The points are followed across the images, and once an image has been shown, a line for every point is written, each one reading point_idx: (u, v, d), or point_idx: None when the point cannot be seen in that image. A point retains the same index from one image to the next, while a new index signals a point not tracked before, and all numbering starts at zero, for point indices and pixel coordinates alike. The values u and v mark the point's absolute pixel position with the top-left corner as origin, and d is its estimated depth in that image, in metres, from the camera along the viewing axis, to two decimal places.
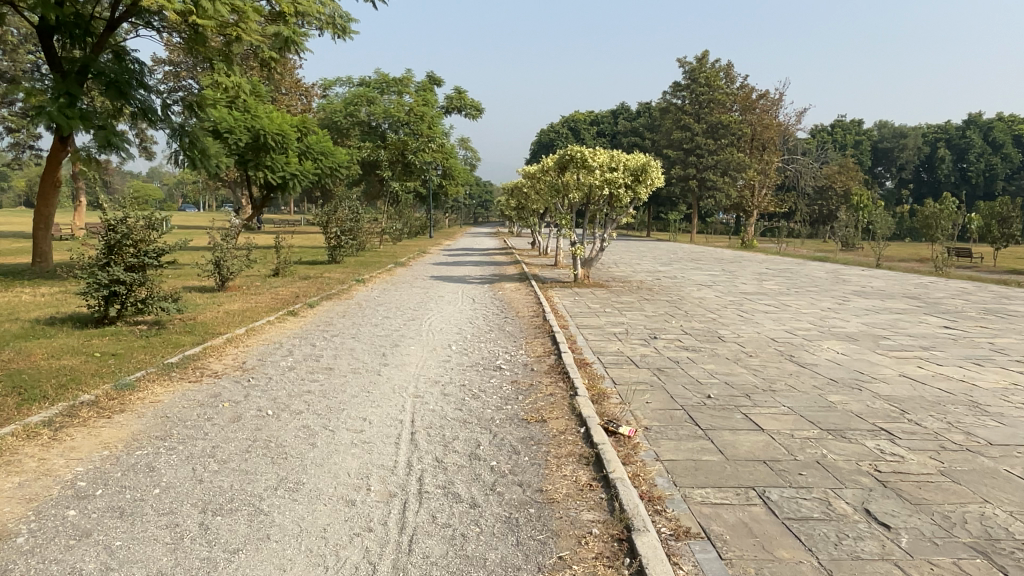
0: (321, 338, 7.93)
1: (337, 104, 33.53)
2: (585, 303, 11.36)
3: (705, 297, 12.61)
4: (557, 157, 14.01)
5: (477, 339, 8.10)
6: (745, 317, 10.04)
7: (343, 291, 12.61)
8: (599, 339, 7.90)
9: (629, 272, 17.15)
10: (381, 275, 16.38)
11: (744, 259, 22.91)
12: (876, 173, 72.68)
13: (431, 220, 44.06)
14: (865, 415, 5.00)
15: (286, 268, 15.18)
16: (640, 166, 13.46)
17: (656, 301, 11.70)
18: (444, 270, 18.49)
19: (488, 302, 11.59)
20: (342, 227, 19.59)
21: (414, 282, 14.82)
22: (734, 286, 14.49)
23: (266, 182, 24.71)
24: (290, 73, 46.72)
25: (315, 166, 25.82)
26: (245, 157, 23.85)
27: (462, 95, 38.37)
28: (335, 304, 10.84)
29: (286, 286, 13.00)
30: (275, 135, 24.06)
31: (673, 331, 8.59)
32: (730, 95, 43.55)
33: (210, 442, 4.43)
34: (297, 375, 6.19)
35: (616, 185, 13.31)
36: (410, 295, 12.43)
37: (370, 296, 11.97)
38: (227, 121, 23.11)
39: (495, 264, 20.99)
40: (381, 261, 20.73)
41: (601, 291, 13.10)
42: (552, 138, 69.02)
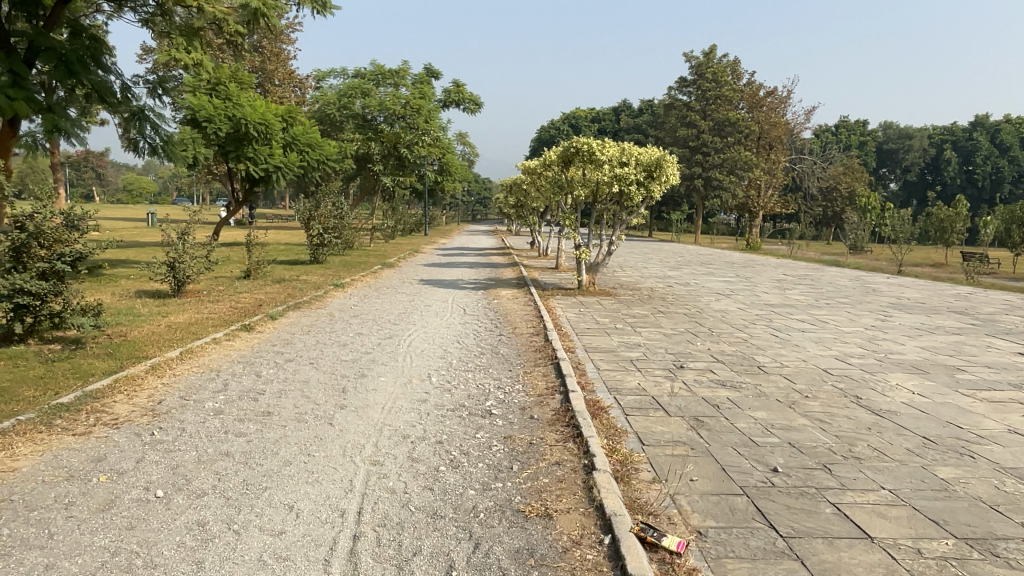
0: (271, 365, 6.42)
1: (329, 94, 31.93)
2: (591, 317, 9.85)
3: (727, 309, 11.14)
4: (561, 149, 12.42)
5: (465, 368, 6.58)
6: (782, 337, 8.55)
7: (317, 298, 11.10)
8: (613, 371, 6.40)
9: (638, 278, 15.68)
10: (365, 277, 14.85)
11: (758, 264, 21.45)
12: (880, 175, 71.33)
13: (427, 217, 42.57)
14: (1005, 509, 3.51)
15: (259, 269, 13.71)
16: (654, 161, 11.96)
17: (672, 315, 10.21)
18: (436, 272, 17.03)
19: (481, 314, 10.09)
20: (326, 225, 17.97)
21: (399, 288, 13.31)
22: (756, 296, 13.00)
23: (248, 175, 23.20)
24: (282, 63, 45.13)
25: (300, 157, 24.30)
26: (224, 148, 22.35)
27: (460, 88, 36.82)
28: (302, 316, 9.32)
29: (254, 292, 11.48)
30: (258, 125, 22.51)
31: (701, 357, 7.11)
32: (738, 92, 42.06)
33: (46, 556, 2.93)
34: (220, 424, 4.69)
35: (626, 182, 11.86)
36: (392, 304, 10.90)
37: (346, 306, 10.44)
38: (206, 108, 21.63)
39: (492, 266, 19.50)
40: (368, 261, 19.18)
41: (608, 301, 11.61)
42: (552, 135, 67.59)
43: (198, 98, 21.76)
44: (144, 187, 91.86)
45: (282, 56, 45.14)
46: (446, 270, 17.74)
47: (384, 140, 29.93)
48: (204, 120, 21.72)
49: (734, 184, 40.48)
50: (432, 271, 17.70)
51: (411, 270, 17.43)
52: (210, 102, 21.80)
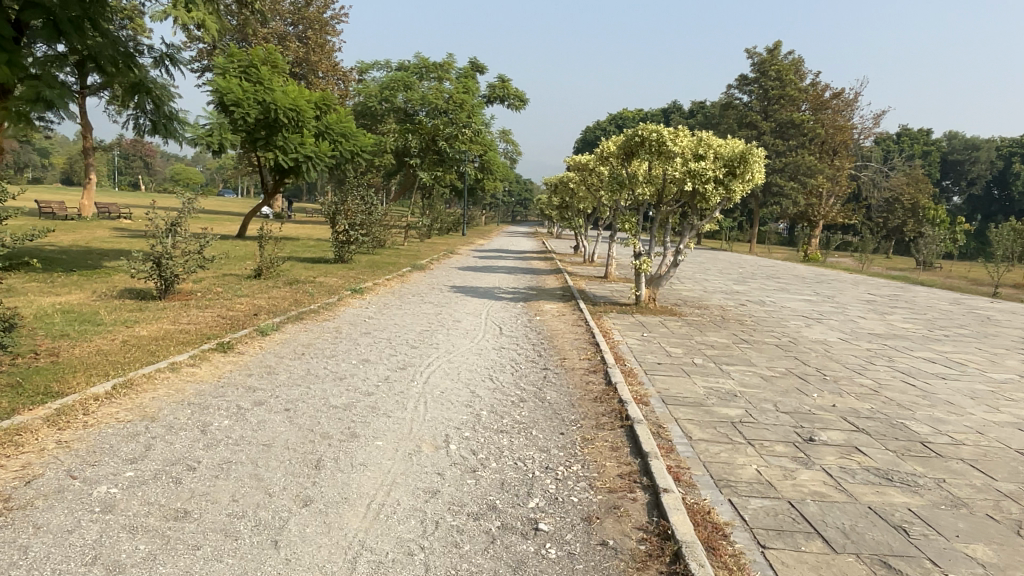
0: (228, 413, 4.58)
1: (372, 85, 30.41)
2: (661, 346, 7.85)
3: (825, 340, 9.02)
4: (621, 140, 10.46)
5: (499, 427, 4.65)
6: (922, 389, 6.45)
7: (327, 306, 9.30)
8: (714, 446, 4.41)
9: (702, 294, 13.60)
10: (390, 281, 13.02)
11: (831, 280, 19.13)
12: (943, 187, 67.46)
13: (466, 216, 40.88)
14: None
15: (271, 268, 12.12)
16: (737, 155, 9.85)
17: (761, 347, 8.14)
18: (472, 277, 15.19)
19: (522, 336, 8.17)
20: (353, 220, 16.21)
21: (428, 295, 11.46)
22: (851, 322, 10.82)
23: (277, 165, 21.71)
24: (326, 54, 43.83)
25: (332, 148, 22.66)
26: (253, 135, 20.91)
27: (505, 84, 35.00)
28: (300, 332, 7.53)
29: (255, 295, 9.81)
30: (288, 111, 20.89)
31: (832, 423, 5.07)
32: (803, 93, 39.32)
33: None
34: (93, 538, 2.85)
35: (703, 179, 9.80)
36: (414, 318, 8.99)
37: (358, 318, 8.60)
38: (234, 92, 20.23)
39: (533, 272, 17.51)
40: (397, 263, 17.43)
41: (677, 324, 9.58)
42: (598, 136, 65.27)
43: (226, 81, 20.43)
44: (192, 177, 92.57)
45: (327, 46, 43.89)
46: (483, 275, 15.83)
47: (422, 132, 28.02)
48: (232, 105, 20.33)
49: (795, 191, 37.80)
50: (467, 275, 15.88)
51: (444, 274, 15.58)
52: (240, 86, 20.41)
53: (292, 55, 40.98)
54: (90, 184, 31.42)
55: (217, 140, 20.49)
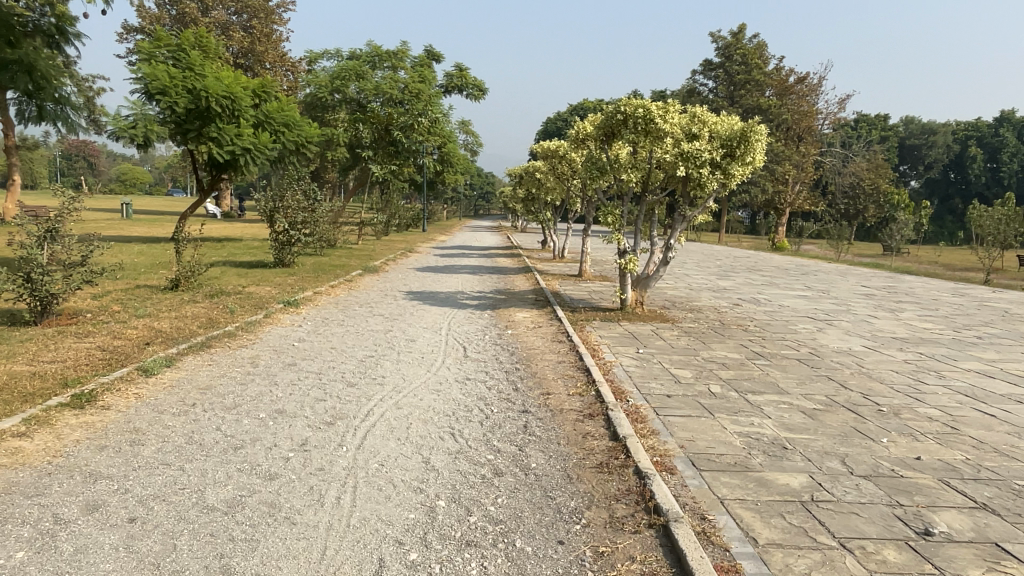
0: (27, 538, 2.86)
1: (322, 75, 28.10)
2: (664, 367, 6.30)
3: (849, 348, 7.60)
4: (599, 119, 8.98)
5: (463, 533, 3.03)
6: (1007, 420, 5.01)
7: (249, 326, 7.56)
8: (796, 557, 2.86)
9: (690, 293, 12.17)
10: (334, 288, 11.27)
11: (816, 271, 17.95)
12: (901, 172, 67.82)
13: (425, 211, 39.15)
14: None
15: (191, 278, 10.30)
16: (736, 133, 8.35)
17: (783, 364, 6.66)
18: (430, 280, 13.52)
19: (490, 360, 6.55)
20: (293, 219, 14.37)
21: (377, 306, 9.74)
22: (865, 323, 9.49)
23: (213, 159, 19.67)
24: (273, 45, 41.27)
25: (274, 140, 20.68)
26: (184, 126, 18.86)
27: (463, 72, 33.24)
28: (202, 368, 5.78)
29: (160, 314, 8.00)
30: (222, 99, 18.85)
31: (936, 495, 3.56)
32: (768, 77, 38.43)
33: None
34: None
35: (697, 162, 8.31)
36: (355, 338, 7.29)
37: (284, 342, 6.88)
38: (159, 79, 18.14)
39: (500, 272, 15.85)
40: (347, 265, 15.66)
41: (673, 334, 8.06)
42: (559, 127, 63.82)
43: (151, 67, 18.33)
44: (138, 178, 88.45)
45: (273, 37, 41.40)
46: (444, 277, 14.18)
47: (375, 121, 25.88)
48: (158, 94, 18.24)
49: (764, 177, 36.90)
50: (426, 277, 14.19)
51: (400, 278, 13.85)
52: (167, 73, 18.32)
53: (236, 46, 38.45)
54: (13, 186, 28.66)
55: (143, 133, 18.43)
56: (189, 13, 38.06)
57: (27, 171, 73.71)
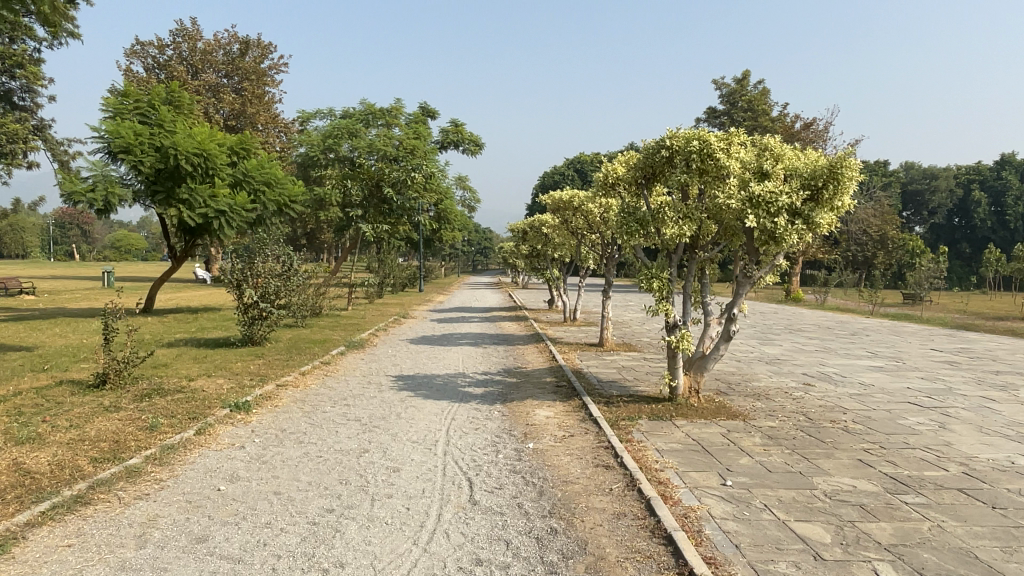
0: None
1: (315, 135, 26.68)
2: (778, 522, 4.11)
3: (1011, 462, 5.40)
4: (636, 157, 7.02)
5: None
6: None
7: (164, 454, 5.32)
8: None
9: (741, 368, 9.97)
10: (306, 376, 9.07)
11: (865, 330, 15.82)
12: (905, 218, 66.44)
13: (422, 270, 37.18)
14: None
15: (119, 374, 8.13)
16: (821, 170, 6.34)
17: (950, 504, 4.45)
18: (424, 356, 11.35)
19: (509, 509, 4.32)
20: (263, 290, 12.24)
21: (354, 402, 7.55)
22: (988, 411, 7.30)
23: (183, 224, 17.70)
24: (265, 105, 39.88)
25: (252, 199, 18.77)
26: (152, 187, 17.06)
27: (459, 127, 31.81)
28: (41, 559, 3.53)
29: (45, 436, 5.74)
30: (193, 157, 17.02)
31: None
32: (775, 123, 37.12)
33: None
34: None
35: (772, 210, 6.28)
36: (314, 470, 5.08)
37: (205, 488, 4.67)
38: (123, 136, 16.38)
39: (507, 342, 13.70)
40: (330, 339, 13.45)
41: (756, 443, 5.87)
42: (557, 181, 62.35)
43: (115, 124, 16.61)
44: (131, 244, 87.01)
45: (266, 98, 40.07)
46: (442, 352, 12.00)
47: (365, 176, 23.66)
48: (122, 153, 16.46)
49: None
50: (420, 352, 12.01)
51: (390, 355, 11.66)
52: (132, 129, 16.59)
53: (225, 107, 37.06)
54: None
55: (103, 196, 16.57)
56: (177, 75, 36.78)
57: (17, 240, 72.10)
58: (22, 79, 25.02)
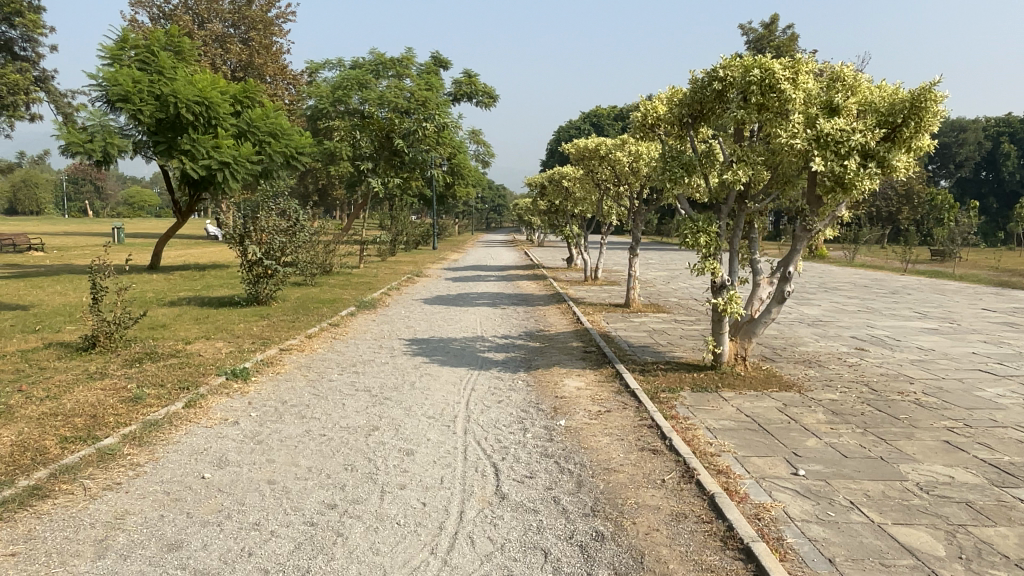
0: None
1: (323, 86, 25.62)
2: (873, 527, 3.38)
3: None
4: (683, 92, 6.12)
5: None
6: None
7: (145, 433, 4.65)
8: None
9: (782, 332, 9.15)
10: (312, 339, 8.39)
11: (905, 289, 14.90)
12: (930, 172, 64.38)
13: (435, 228, 36.38)
14: None
15: (111, 335, 7.49)
16: (900, 105, 5.46)
17: None
18: (439, 318, 10.66)
19: (545, 505, 3.61)
20: (267, 246, 11.51)
21: (364, 369, 6.86)
22: None
23: (187, 177, 16.93)
24: (273, 57, 38.60)
25: (258, 151, 17.92)
26: (153, 138, 16.29)
27: (473, 78, 30.55)
28: None
29: (14, 407, 5.09)
30: (194, 105, 16.15)
31: None
32: None
33: None
34: None
35: (842, 152, 5.43)
36: (315, 452, 4.40)
37: (187, 475, 3.99)
38: (120, 84, 15.55)
39: (526, 302, 12.96)
40: (340, 298, 12.76)
41: (821, 421, 5.10)
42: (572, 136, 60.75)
43: (112, 71, 15.77)
44: (144, 201, 86.56)
45: (273, 49, 38.77)
46: (458, 313, 11.28)
47: (374, 127, 22.34)
48: (120, 101, 15.63)
49: None
50: (434, 313, 11.29)
51: (403, 315, 10.96)
52: (130, 76, 15.76)
53: (232, 59, 35.85)
54: None
55: (101, 147, 15.86)
56: (182, 25, 35.54)
57: (31, 196, 71.74)
58: (20, 28, 24.02)
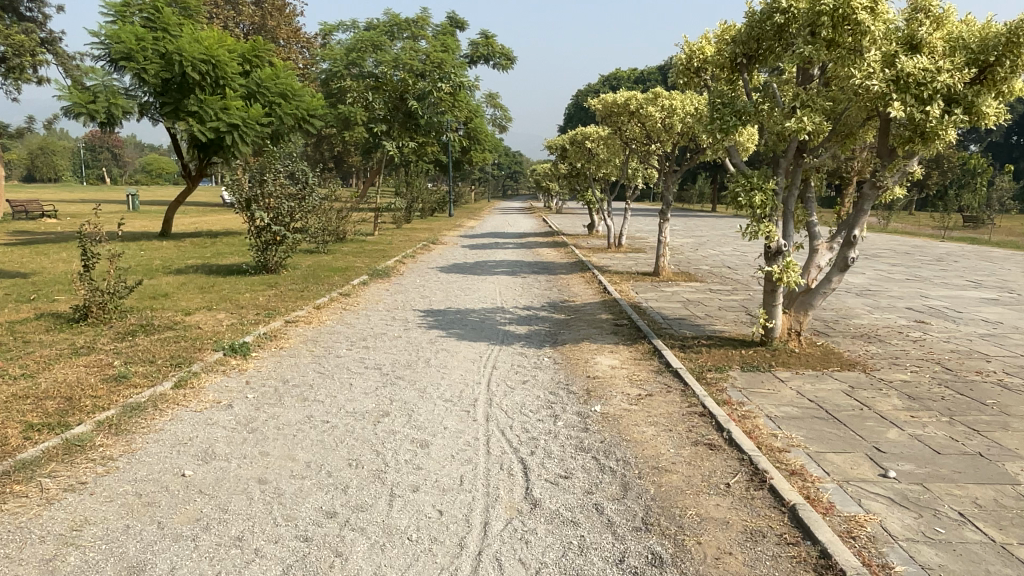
0: None
1: (337, 49, 24.75)
2: (996, 549, 2.73)
3: None
4: (738, 29, 5.35)
5: None
6: None
7: (123, 419, 4.09)
8: None
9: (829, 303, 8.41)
10: (320, 310, 7.80)
11: (951, 257, 14.02)
12: (961, 137, 62.21)
13: (451, 194, 35.63)
14: None
15: (104, 304, 6.95)
16: (994, 41, 4.64)
17: None
18: (457, 287, 10.04)
19: (587, 515, 3.00)
20: (275, 210, 10.88)
21: (375, 343, 6.26)
22: None
23: (195, 140, 16.30)
24: (285, 19, 37.58)
25: (267, 113, 17.22)
26: (159, 99, 15.66)
27: (490, 39, 29.47)
28: None
29: None
30: (200, 64, 15.43)
31: None
32: None
33: None
34: None
35: (924, 96, 4.65)
36: (316, 444, 3.80)
37: (165, 473, 3.42)
38: (123, 42, 14.89)
39: (548, 270, 12.29)
40: (352, 266, 12.15)
41: (898, 408, 4.42)
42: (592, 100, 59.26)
43: (115, 28, 15.10)
44: (161, 169, 86.30)
45: (286, 11, 37.75)
46: (476, 282, 10.65)
47: (387, 89, 21.35)
48: (123, 60, 14.98)
49: None
50: (450, 282, 10.68)
51: (418, 284, 10.35)
52: (133, 34, 15.10)
53: (243, 21, 34.92)
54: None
55: (104, 108, 15.24)
56: None
57: (49, 163, 71.67)
58: None
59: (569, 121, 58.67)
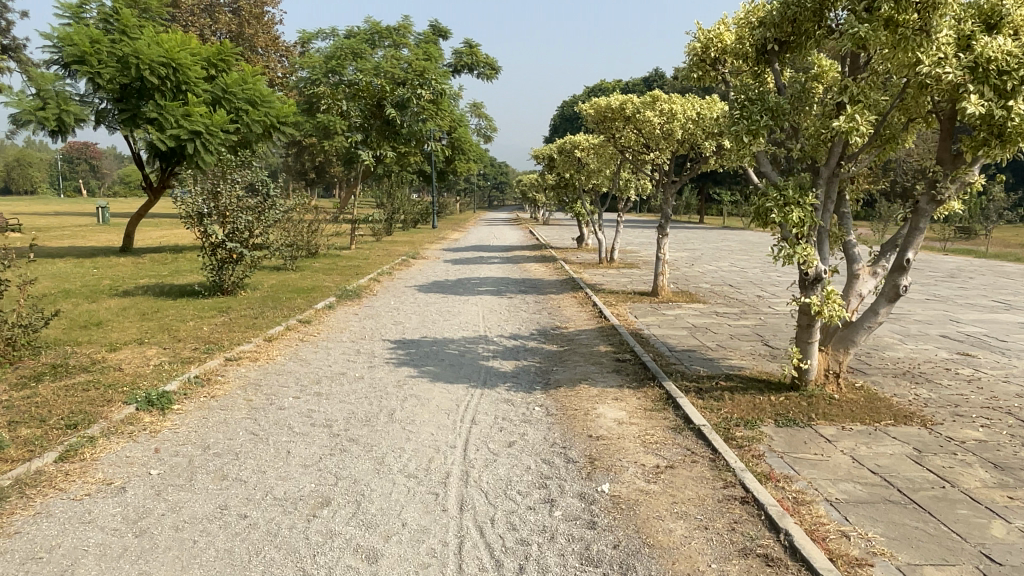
0: None
1: (315, 57, 23.64)
2: None
3: None
4: (770, 8, 4.40)
5: None
6: None
7: None
8: None
9: None
10: (274, 343, 6.72)
11: (962, 272, 13.19)
12: None
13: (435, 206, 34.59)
14: None
15: (10, 341, 5.83)
16: None
17: None
18: (434, 311, 9.00)
19: None
20: (231, 224, 9.78)
21: (331, 388, 5.20)
22: None
23: (155, 148, 15.14)
24: (264, 27, 36.40)
25: (234, 120, 16.09)
26: (116, 105, 14.56)
27: (474, 48, 28.56)
28: None
29: None
30: (158, 68, 14.28)
31: None
32: None
33: None
34: None
35: (1008, 89, 3.70)
36: (222, 558, 2.74)
37: None
38: (75, 44, 13.83)
39: (536, 290, 11.27)
40: (320, 286, 11.09)
41: (988, 483, 3.45)
42: None
43: (68, 31, 14.08)
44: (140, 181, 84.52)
45: (265, 18, 36.64)
46: (457, 304, 9.63)
47: (364, 95, 20.26)
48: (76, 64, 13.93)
49: None
50: (427, 304, 9.64)
51: (391, 307, 9.32)
52: (88, 36, 14.10)
53: (219, 29, 33.70)
54: None
55: (55, 114, 14.08)
56: None
57: (23, 175, 69.80)
58: None
59: (555, 131, 57.87)
